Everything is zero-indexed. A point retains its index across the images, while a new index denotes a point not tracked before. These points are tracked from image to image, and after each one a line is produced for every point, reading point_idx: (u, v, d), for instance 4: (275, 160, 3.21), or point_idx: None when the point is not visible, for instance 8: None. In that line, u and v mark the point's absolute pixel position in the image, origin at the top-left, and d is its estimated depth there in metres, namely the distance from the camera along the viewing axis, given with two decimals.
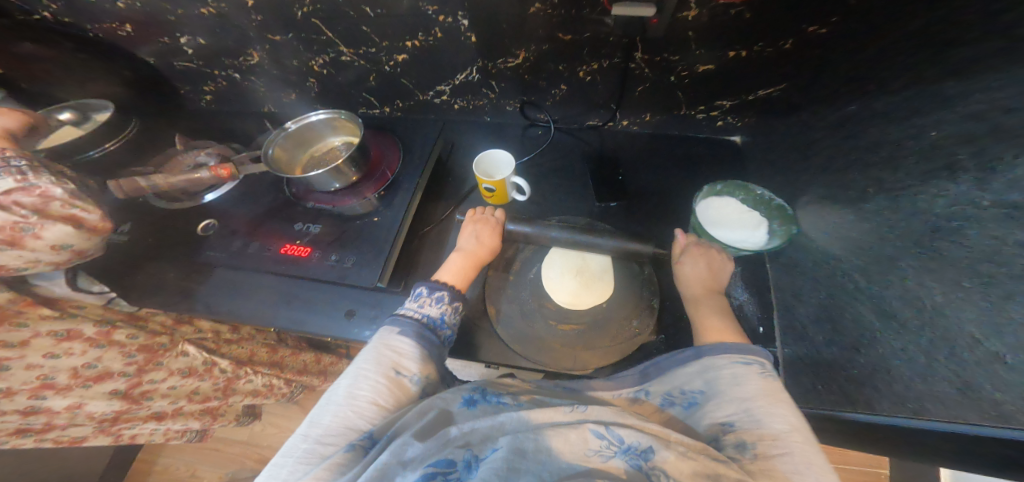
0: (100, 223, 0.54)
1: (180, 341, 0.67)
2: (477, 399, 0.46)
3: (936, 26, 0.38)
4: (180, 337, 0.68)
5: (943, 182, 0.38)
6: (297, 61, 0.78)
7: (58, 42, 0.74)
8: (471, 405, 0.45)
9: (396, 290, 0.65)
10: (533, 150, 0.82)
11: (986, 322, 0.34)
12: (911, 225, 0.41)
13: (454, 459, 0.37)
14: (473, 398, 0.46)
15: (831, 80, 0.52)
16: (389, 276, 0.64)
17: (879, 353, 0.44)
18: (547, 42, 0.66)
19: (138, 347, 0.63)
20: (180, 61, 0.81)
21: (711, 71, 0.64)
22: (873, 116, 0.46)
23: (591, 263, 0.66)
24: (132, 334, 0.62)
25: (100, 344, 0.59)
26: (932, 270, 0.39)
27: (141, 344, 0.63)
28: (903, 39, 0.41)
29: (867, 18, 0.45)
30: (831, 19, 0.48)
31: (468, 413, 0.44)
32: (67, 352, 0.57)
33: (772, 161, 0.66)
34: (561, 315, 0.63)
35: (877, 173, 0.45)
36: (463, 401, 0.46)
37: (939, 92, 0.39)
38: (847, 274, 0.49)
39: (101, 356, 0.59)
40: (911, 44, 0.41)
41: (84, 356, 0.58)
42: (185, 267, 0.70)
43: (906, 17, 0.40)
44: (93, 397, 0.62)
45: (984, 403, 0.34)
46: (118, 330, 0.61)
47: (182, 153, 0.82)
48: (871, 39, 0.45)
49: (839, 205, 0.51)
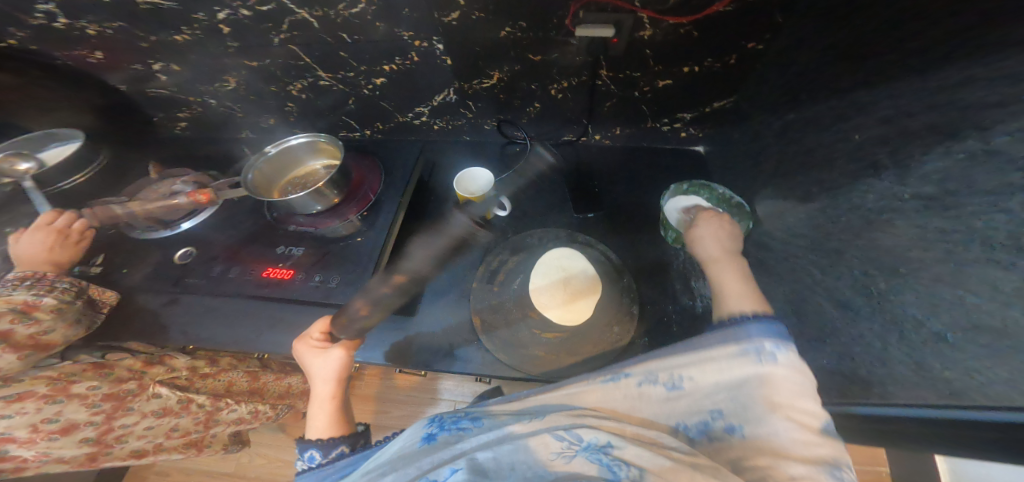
0: (35, 341, 0.54)
1: (150, 384, 0.65)
2: (436, 430, 0.46)
3: (854, 37, 0.43)
4: (149, 380, 0.66)
5: (871, 180, 0.42)
6: (278, 86, 0.80)
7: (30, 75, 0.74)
8: (431, 438, 0.45)
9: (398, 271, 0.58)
10: (511, 167, 0.85)
11: (923, 304, 0.38)
12: (850, 221, 0.45)
13: None
14: (432, 432, 0.46)
15: (776, 88, 0.57)
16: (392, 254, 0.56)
17: (839, 341, 0.46)
18: (519, 63, 0.69)
19: (102, 396, 0.62)
20: (154, 87, 0.82)
21: (670, 86, 0.69)
22: (813, 122, 0.51)
23: (568, 274, 0.69)
24: (93, 386, 0.61)
25: (56, 399, 0.58)
26: (872, 259, 0.42)
27: (106, 392, 0.62)
28: (834, 51, 0.46)
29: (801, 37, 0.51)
30: (765, 35, 0.55)
31: (427, 446, 0.44)
32: (18, 412, 0.56)
33: (734, 167, 0.71)
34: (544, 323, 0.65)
35: (819, 174, 0.50)
36: (422, 439, 0.45)
37: (861, 99, 0.43)
38: (802, 267, 0.53)
39: (61, 410, 0.59)
40: (839, 55, 0.45)
41: (40, 412, 0.58)
42: (163, 296, 0.68)
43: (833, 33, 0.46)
44: (62, 446, 0.62)
45: (938, 383, 0.36)
46: (76, 383, 0.59)
47: (157, 183, 0.82)
48: (807, 53, 0.50)
49: (793, 205, 0.55)
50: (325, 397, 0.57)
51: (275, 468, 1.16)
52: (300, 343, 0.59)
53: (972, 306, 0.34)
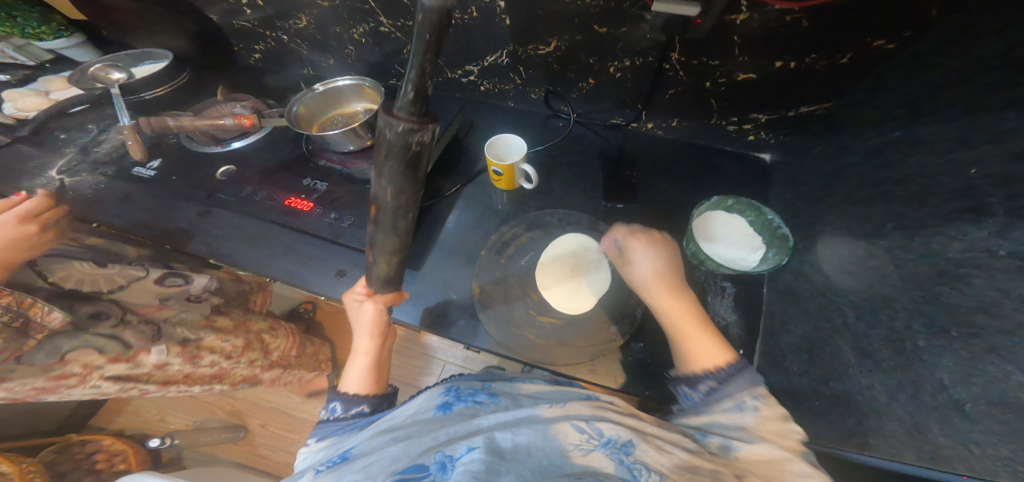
0: None
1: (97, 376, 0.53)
2: (452, 402, 0.47)
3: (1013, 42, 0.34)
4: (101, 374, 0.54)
5: (965, 225, 0.34)
6: (341, 28, 0.80)
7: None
8: (447, 410, 0.46)
9: (433, 144, 0.39)
10: (550, 141, 0.81)
11: (957, 372, 0.32)
12: (918, 267, 0.37)
13: (426, 464, 0.36)
14: (449, 402, 0.48)
15: (886, 105, 0.48)
16: (425, 107, 0.36)
17: (845, 387, 0.41)
18: (581, 33, 0.64)
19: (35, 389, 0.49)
20: (241, 20, 0.86)
21: (752, 81, 0.62)
22: (916, 146, 0.42)
23: (563, 261, 0.66)
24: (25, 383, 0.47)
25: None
26: (925, 313, 0.35)
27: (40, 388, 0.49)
28: (974, 61, 0.38)
29: (942, 39, 0.42)
30: (903, 33, 0.46)
31: (443, 416, 0.45)
32: None
33: (797, 184, 0.63)
34: (543, 306, 0.64)
35: (899, 207, 0.42)
36: (437, 409, 0.47)
37: (996, 124, 0.34)
38: (839, 307, 0.45)
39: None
40: (984, 66, 0.37)
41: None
42: (198, 206, 0.73)
43: (976, 40, 0.38)
44: None
45: (925, 445, 0.33)
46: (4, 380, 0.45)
47: (221, 104, 0.87)
48: (943, 58, 0.42)
49: (852, 236, 0.47)
50: (362, 352, 0.61)
51: (263, 393, 1.19)
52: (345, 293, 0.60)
53: (1011, 383, 0.28)
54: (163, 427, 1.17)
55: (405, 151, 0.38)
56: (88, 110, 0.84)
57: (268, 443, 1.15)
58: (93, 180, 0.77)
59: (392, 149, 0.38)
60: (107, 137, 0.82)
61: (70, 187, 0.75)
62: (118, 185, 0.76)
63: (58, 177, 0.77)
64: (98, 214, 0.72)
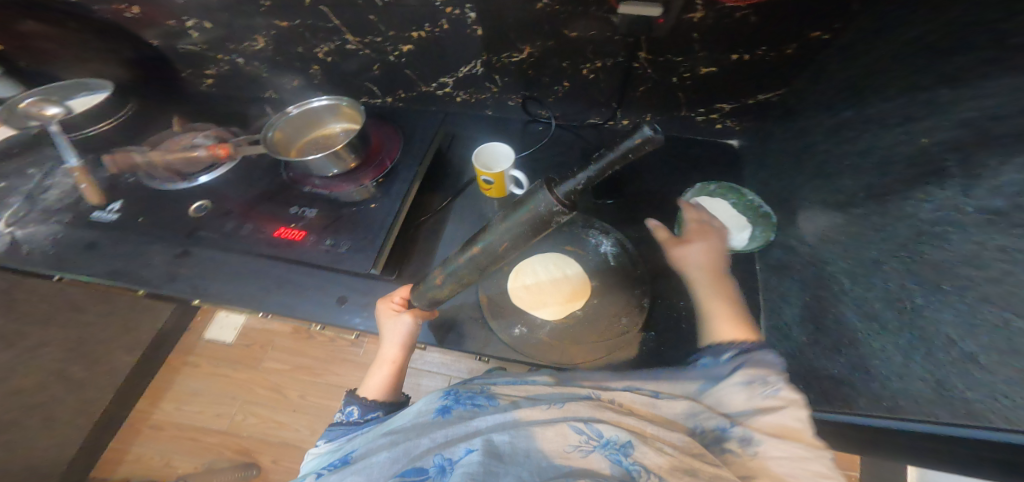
0: None
1: None
2: (451, 404, 0.46)
3: (937, 32, 0.39)
4: None
5: (931, 188, 0.38)
6: (303, 48, 0.78)
7: (61, 20, 0.77)
8: (445, 412, 0.45)
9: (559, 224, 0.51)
10: (533, 146, 0.82)
11: (961, 323, 0.35)
12: (898, 230, 0.41)
13: (424, 467, 0.37)
14: (447, 405, 0.46)
15: (834, 85, 0.53)
16: (574, 199, 0.49)
17: (861, 353, 0.45)
18: (552, 39, 0.66)
19: None
20: (185, 44, 0.81)
21: (713, 73, 0.66)
22: (869, 122, 0.46)
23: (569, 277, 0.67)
24: None
25: None
26: (915, 272, 0.39)
27: None
28: (902, 47, 0.42)
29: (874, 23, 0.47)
30: (835, 24, 0.52)
31: (442, 420, 0.44)
32: None
33: (768, 164, 0.67)
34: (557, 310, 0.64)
35: (868, 177, 0.46)
36: (436, 412, 0.46)
37: (932, 99, 0.39)
38: (833, 275, 0.50)
39: None
40: (910, 51, 0.41)
41: None
42: (175, 248, 0.69)
43: (899, 30, 0.43)
44: None
45: (956, 401, 0.34)
46: None
47: (180, 135, 0.82)
48: (873, 45, 0.46)
49: (830, 209, 0.51)
50: (389, 364, 0.58)
51: (269, 429, 1.18)
52: (382, 301, 0.60)
53: (1012, 330, 0.31)
54: (169, 473, 1.15)
55: (543, 223, 0.50)
56: (28, 153, 0.77)
57: (282, 478, 1.12)
58: (49, 230, 0.70)
59: (539, 215, 0.49)
60: (54, 182, 0.75)
61: (22, 241, 0.69)
62: (80, 233, 0.70)
63: (5, 229, 0.69)
64: (61, 267, 0.66)
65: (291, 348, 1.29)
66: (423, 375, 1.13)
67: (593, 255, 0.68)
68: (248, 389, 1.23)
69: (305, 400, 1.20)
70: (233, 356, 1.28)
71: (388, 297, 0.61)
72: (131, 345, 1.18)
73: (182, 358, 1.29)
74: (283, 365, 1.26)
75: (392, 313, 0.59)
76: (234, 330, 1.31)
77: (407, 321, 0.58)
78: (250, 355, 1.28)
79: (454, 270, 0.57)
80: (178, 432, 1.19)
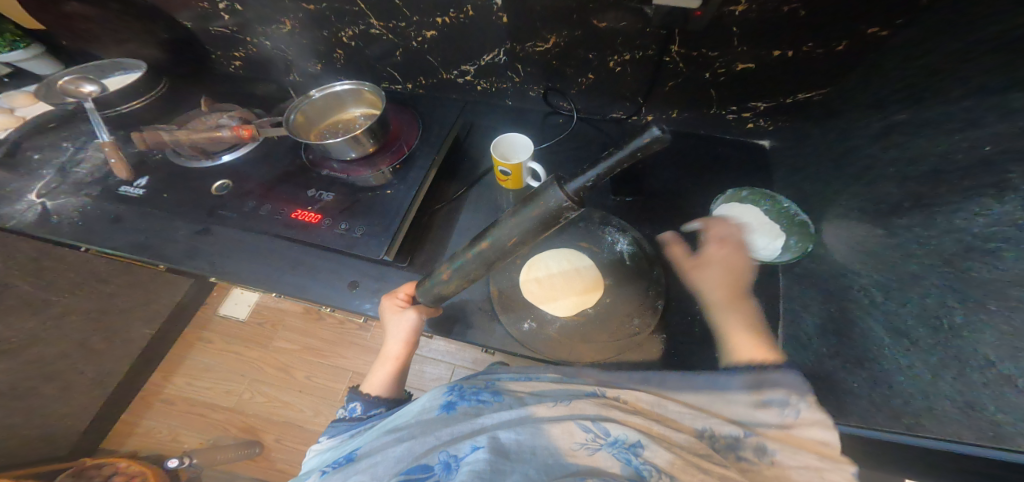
0: None
1: None
2: (456, 400, 0.46)
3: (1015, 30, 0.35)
4: None
5: (988, 200, 0.35)
6: (328, 31, 0.78)
7: (105, 4, 0.79)
8: (451, 408, 0.45)
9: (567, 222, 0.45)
10: (552, 138, 0.81)
11: (1004, 346, 0.32)
12: (943, 243, 0.38)
13: (430, 464, 0.37)
14: (452, 402, 0.46)
15: (886, 87, 0.49)
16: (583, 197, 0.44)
17: (882, 369, 0.42)
18: (580, 28, 0.64)
19: None
20: (216, 26, 0.83)
21: (750, 70, 0.63)
22: (922, 127, 0.43)
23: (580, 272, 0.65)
24: None
25: None
26: (957, 290, 0.36)
27: None
28: (971, 47, 0.39)
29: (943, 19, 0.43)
30: (895, 21, 0.48)
31: (447, 417, 0.44)
32: None
33: (800, 169, 0.64)
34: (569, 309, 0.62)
35: (914, 186, 0.43)
36: (441, 407, 0.45)
37: (1002, 104, 0.36)
38: (863, 288, 0.47)
39: None
40: (982, 51, 0.38)
41: None
42: (195, 225, 0.70)
43: (966, 29, 0.40)
44: None
45: (984, 423, 0.33)
46: None
47: (206, 115, 0.83)
48: (937, 44, 0.43)
49: (866, 218, 0.49)
50: (389, 358, 0.59)
51: (275, 408, 1.21)
52: (387, 297, 0.59)
53: None
54: (175, 447, 1.17)
55: (552, 217, 0.44)
56: (61, 126, 0.80)
57: (285, 458, 1.15)
58: (79, 202, 0.72)
59: (547, 209, 0.44)
60: (85, 156, 0.77)
61: (53, 211, 0.71)
62: (107, 206, 0.72)
63: (38, 199, 0.72)
64: (89, 238, 0.69)
65: (303, 328, 1.31)
66: (429, 364, 1.14)
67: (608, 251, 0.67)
68: (259, 367, 1.26)
69: (314, 381, 1.23)
70: (249, 333, 1.31)
71: (393, 293, 0.61)
72: (149, 316, 1.23)
73: (196, 333, 1.32)
74: (295, 345, 1.29)
75: (397, 310, 0.58)
76: (248, 307, 1.35)
77: (413, 318, 0.57)
78: (266, 333, 1.31)
79: (461, 266, 0.52)
80: (188, 406, 1.22)
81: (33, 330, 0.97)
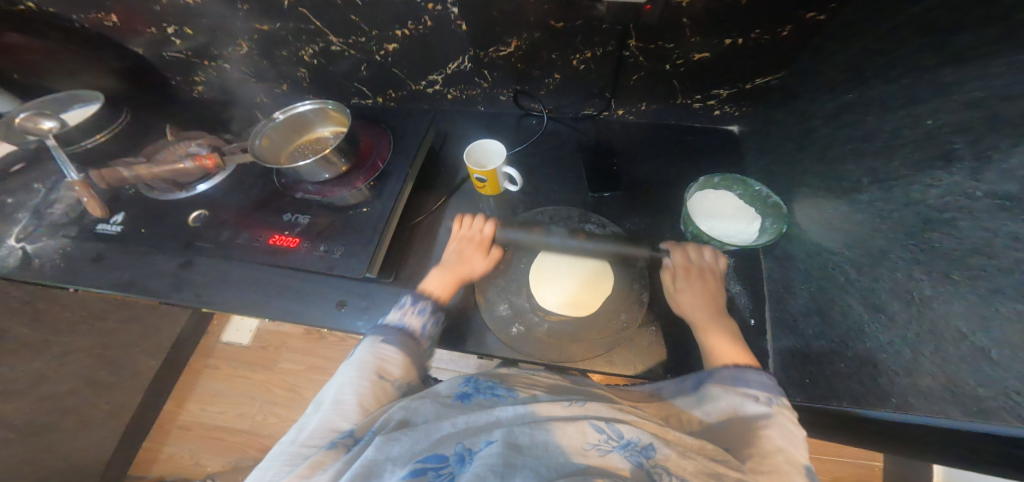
0: None
1: None
2: (471, 392, 0.47)
3: (940, 6, 0.36)
4: None
5: (939, 172, 0.36)
6: (288, 51, 0.77)
7: (47, 33, 0.77)
8: (466, 398, 0.46)
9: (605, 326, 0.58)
10: (527, 140, 0.81)
11: (972, 316, 0.34)
12: (904, 217, 0.40)
13: (446, 454, 0.37)
14: (468, 392, 0.47)
15: (833, 67, 0.51)
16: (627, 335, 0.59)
17: (867, 346, 0.43)
18: (540, 30, 0.64)
19: None
20: (170, 51, 0.82)
21: (708, 59, 0.63)
22: (870, 105, 0.44)
23: (592, 268, 0.66)
24: None
25: None
26: (923, 262, 0.38)
27: None
28: (901, 25, 0.40)
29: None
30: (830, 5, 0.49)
31: (463, 405, 0.44)
32: None
33: (768, 150, 0.65)
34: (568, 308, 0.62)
35: (870, 162, 0.44)
36: (458, 396, 0.46)
37: (938, 79, 0.37)
38: (839, 266, 0.48)
39: None
40: (911, 30, 0.39)
41: None
42: (178, 257, 0.70)
43: (895, 8, 0.41)
44: None
45: (966, 399, 0.34)
46: None
47: (175, 144, 0.82)
48: (871, 24, 0.44)
49: (833, 195, 0.50)
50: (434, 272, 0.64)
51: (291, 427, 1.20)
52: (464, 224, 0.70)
53: None
54: (201, 470, 1.18)
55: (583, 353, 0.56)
56: (30, 168, 0.79)
57: None
58: (58, 244, 0.72)
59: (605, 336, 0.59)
60: (58, 196, 0.76)
61: (36, 254, 0.71)
62: (88, 246, 0.72)
63: (19, 244, 0.71)
64: (75, 279, 0.68)
65: (306, 348, 1.30)
66: (435, 371, 1.14)
67: (590, 249, 0.67)
68: (267, 389, 1.25)
69: None
70: (253, 356, 1.30)
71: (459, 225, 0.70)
72: (152, 348, 1.21)
73: (202, 360, 1.32)
74: (300, 364, 1.28)
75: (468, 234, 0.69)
76: (250, 332, 1.34)
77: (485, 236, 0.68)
78: (270, 355, 1.30)
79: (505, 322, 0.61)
80: (205, 431, 1.22)
81: (45, 366, 0.97)
